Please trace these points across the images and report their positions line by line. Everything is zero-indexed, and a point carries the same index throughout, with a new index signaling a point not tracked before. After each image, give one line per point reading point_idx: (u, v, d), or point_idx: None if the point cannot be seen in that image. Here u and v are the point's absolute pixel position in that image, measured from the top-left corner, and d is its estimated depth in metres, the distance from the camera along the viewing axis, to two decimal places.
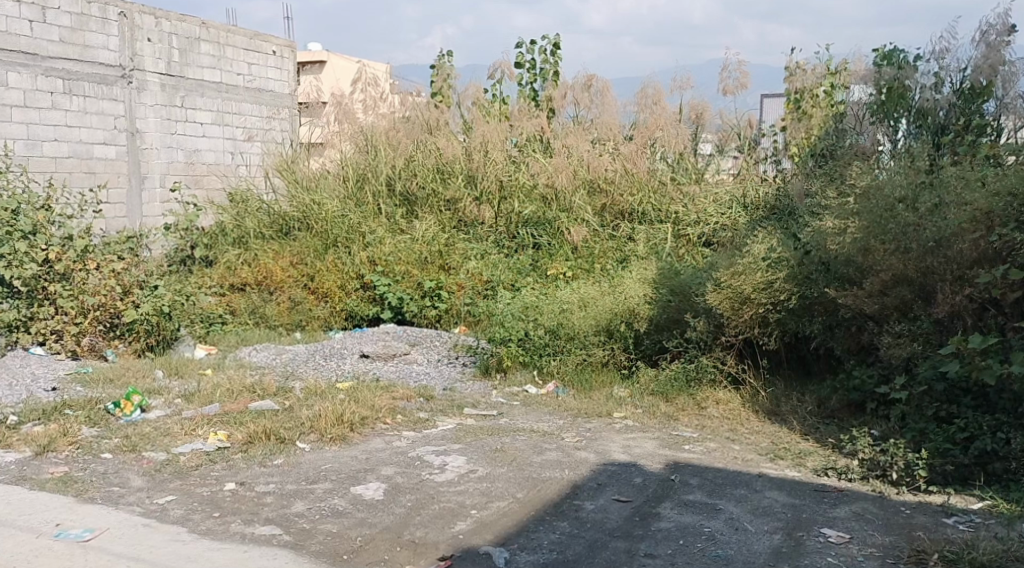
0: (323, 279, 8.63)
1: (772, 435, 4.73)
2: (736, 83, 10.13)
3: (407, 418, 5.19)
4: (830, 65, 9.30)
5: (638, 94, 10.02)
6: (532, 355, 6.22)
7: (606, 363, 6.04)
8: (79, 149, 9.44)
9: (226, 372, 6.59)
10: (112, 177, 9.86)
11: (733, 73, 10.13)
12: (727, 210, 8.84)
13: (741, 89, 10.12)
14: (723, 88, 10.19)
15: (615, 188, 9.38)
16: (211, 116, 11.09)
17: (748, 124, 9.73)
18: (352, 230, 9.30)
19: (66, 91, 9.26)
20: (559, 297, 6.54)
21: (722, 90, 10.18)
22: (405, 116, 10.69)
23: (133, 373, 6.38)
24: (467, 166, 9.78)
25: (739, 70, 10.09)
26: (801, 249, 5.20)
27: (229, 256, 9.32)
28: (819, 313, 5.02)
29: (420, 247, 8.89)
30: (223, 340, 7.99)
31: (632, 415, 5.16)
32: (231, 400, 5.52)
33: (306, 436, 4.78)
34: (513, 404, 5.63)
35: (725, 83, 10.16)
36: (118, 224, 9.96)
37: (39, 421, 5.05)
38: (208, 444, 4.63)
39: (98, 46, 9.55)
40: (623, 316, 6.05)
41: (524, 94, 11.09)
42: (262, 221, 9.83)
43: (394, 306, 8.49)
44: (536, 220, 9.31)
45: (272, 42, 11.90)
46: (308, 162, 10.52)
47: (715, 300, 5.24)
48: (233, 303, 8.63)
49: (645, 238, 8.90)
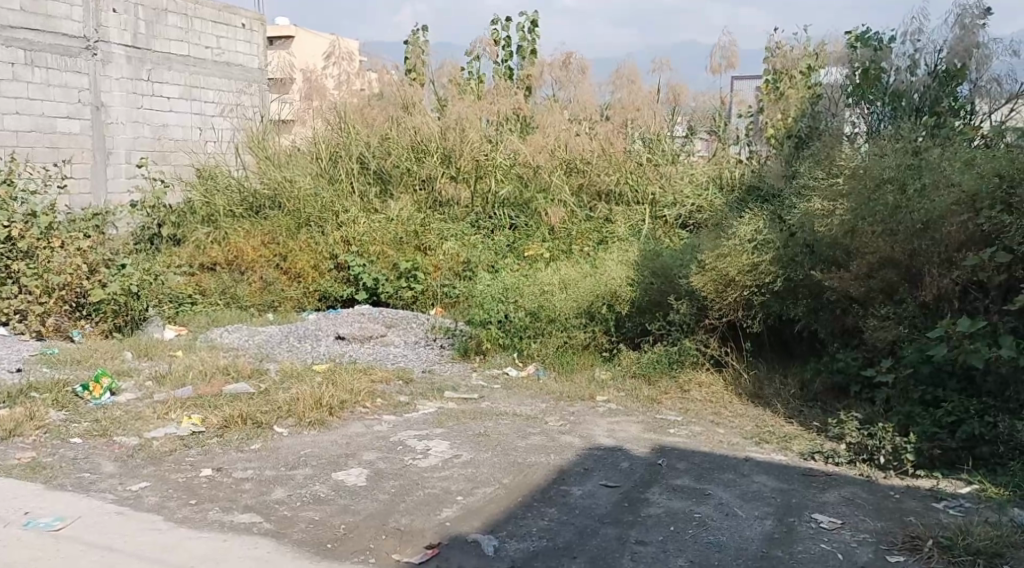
0: (296, 259, 8.47)
1: (756, 418, 4.70)
2: (724, 60, 10.02)
3: (387, 402, 5.11)
4: (808, 47, 9.20)
5: (613, 73, 10.00)
6: (511, 337, 6.20)
7: (588, 345, 6.02)
8: (41, 123, 9.21)
9: (197, 354, 6.48)
10: (77, 153, 9.62)
11: (721, 52, 10.04)
12: (704, 192, 8.84)
13: (729, 67, 10.02)
14: (711, 67, 10.11)
15: (593, 169, 9.31)
16: (179, 91, 10.85)
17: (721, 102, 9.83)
18: (325, 209, 9.16)
19: (27, 62, 9.00)
20: (540, 278, 6.48)
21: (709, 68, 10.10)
22: (379, 93, 10.56)
23: (101, 355, 6.23)
24: (442, 144, 9.65)
25: (728, 49, 9.99)
26: (787, 230, 5.14)
27: (199, 234, 9.15)
28: (804, 296, 4.98)
29: (396, 227, 8.78)
30: (194, 320, 7.85)
31: (614, 399, 5.11)
32: (205, 383, 5.40)
33: (284, 420, 4.68)
34: (493, 388, 5.57)
35: (713, 61, 10.07)
36: (83, 201, 9.73)
37: (4, 404, 4.89)
38: (183, 428, 4.51)
39: (62, 16, 9.31)
40: (605, 297, 6.00)
41: (500, 71, 11.07)
42: (233, 199, 9.65)
43: (369, 287, 8.38)
44: (513, 201, 9.22)
45: (241, 15, 11.66)
46: (280, 139, 10.34)
47: (699, 282, 5.21)
48: (204, 283, 8.47)
49: (623, 219, 8.85)
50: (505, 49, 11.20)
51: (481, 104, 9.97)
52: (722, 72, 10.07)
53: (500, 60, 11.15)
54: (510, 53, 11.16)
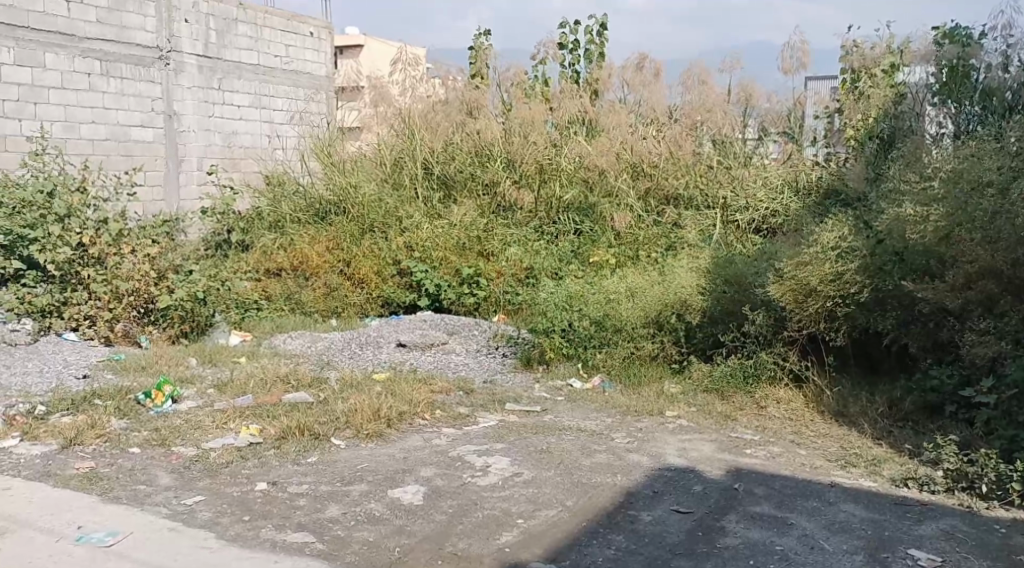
0: (360, 265, 8.41)
1: (840, 439, 4.46)
2: (798, 61, 9.65)
3: (447, 413, 4.95)
4: (890, 45, 8.82)
5: (682, 74, 9.74)
6: (577, 347, 6.01)
7: (656, 356, 5.81)
8: (116, 131, 9.30)
9: (260, 361, 6.41)
10: (149, 160, 9.70)
11: (793, 51, 9.68)
12: (779, 196, 8.56)
13: (802, 67, 9.64)
14: (783, 67, 9.75)
15: (660, 172, 9.07)
16: (248, 99, 10.91)
17: (797, 104, 9.40)
18: (389, 215, 9.10)
19: (103, 72, 9.11)
20: (606, 287, 6.27)
21: (780, 69, 9.74)
22: (444, 98, 10.48)
23: (166, 361, 6.16)
24: (506, 149, 9.51)
25: (801, 49, 9.63)
26: (874, 236, 4.88)
27: (265, 240, 9.17)
28: (893, 307, 4.71)
29: (459, 232, 8.64)
30: (258, 326, 7.80)
31: (685, 415, 4.89)
32: (264, 391, 5.27)
33: (341, 432, 4.55)
34: (557, 400, 5.38)
35: (785, 62, 9.70)
36: (155, 208, 9.80)
37: (68, 411, 4.75)
38: (240, 439, 4.38)
39: (136, 27, 9.40)
40: (675, 307, 5.79)
41: (566, 75, 10.92)
42: (298, 205, 9.64)
43: (431, 293, 8.23)
44: (577, 205, 9.01)
45: (309, 23, 11.68)
46: (345, 145, 10.30)
47: (777, 292, 4.97)
48: (269, 288, 8.45)
49: (693, 225, 8.59)
50: (572, 53, 11.01)
51: (547, 107, 9.83)
52: (795, 72, 9.69)
53: (565, 64, 10.97)
54: (576, 57, 11.00)
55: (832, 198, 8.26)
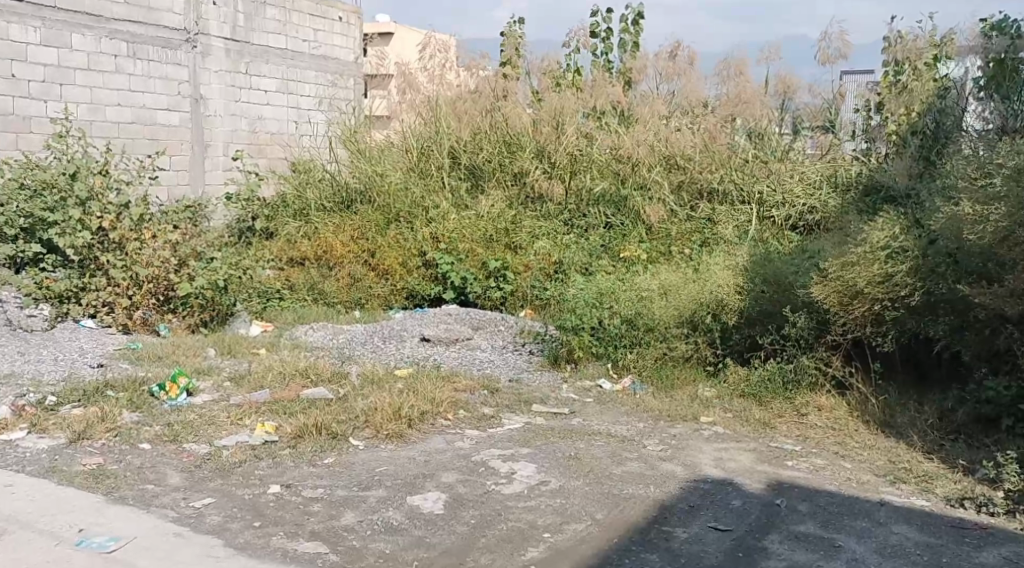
0: (385, 255, 8.24)
1: (887, 451, 4.26)
2: (837, 52, 9.33)
3: (470, 414, 4.75)
4: (934, 37, 8.45)
5: (718, 65, 9.45)
6: (606, 346, 5.79)
7: (690, 358, 5.58)
8: (142, 114, 9.16)
9: (280, 354, 6.23)
10: (174, 145, 9.55)
11: (831, 42, 9.35)
12: (816, 191, 8.26)
13: (842, 58, 9.33)
14: (821, 57, 9.44)
15: (694, 165, 8.81)
16: (276, 84, 10.75)
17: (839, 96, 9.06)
18: (415, 205, 8.92)
19: (130, 54, 8.97)
20: (637, 284, 6.06)
21: (819, 59, 9.43)
22: (473, 87, 10.26)
23: (184, 352, 5.99)
24: (535, 139, 9.28)
25: (840, 38, 9.32)
26: (926, 236, 4.67)
27: (289, 229, 9.02)
28: (945, 313, 4.52)
29: (486, 224, 8.43)
30: (280, 316, 7.62)
31: (721, 422, 4.71)
32: (283, 386, 5.07)
33: (360, 431, 4.37)
34: (585, 402, 5.17)
35: (824, 51, 9.41)
36: (180, 193, 9.66)
37: (79, 403, 4.59)
38: (255, 437, 4.19)
39: (164, 9, 9.25)
40: (711, 307, 5.56)
41: (599, 64, 10.66)
42: (324, 193, 9.47)
43: (458, 286, 8.00)
44: (608, 197, 8.76)
45: (339, 8, 11.50)
46: (373, 132, 10.11)
47: (821, 293, 4.78)
48: (292, 279, 8.29)
49: (727, 220, 8.31)
50: (605, 42, 10.75)
51: (579, 97, 9.58)
52: (834, 63, 9.38)
53: (598, 53, 10.71)
54: (609, 46, 10.73)
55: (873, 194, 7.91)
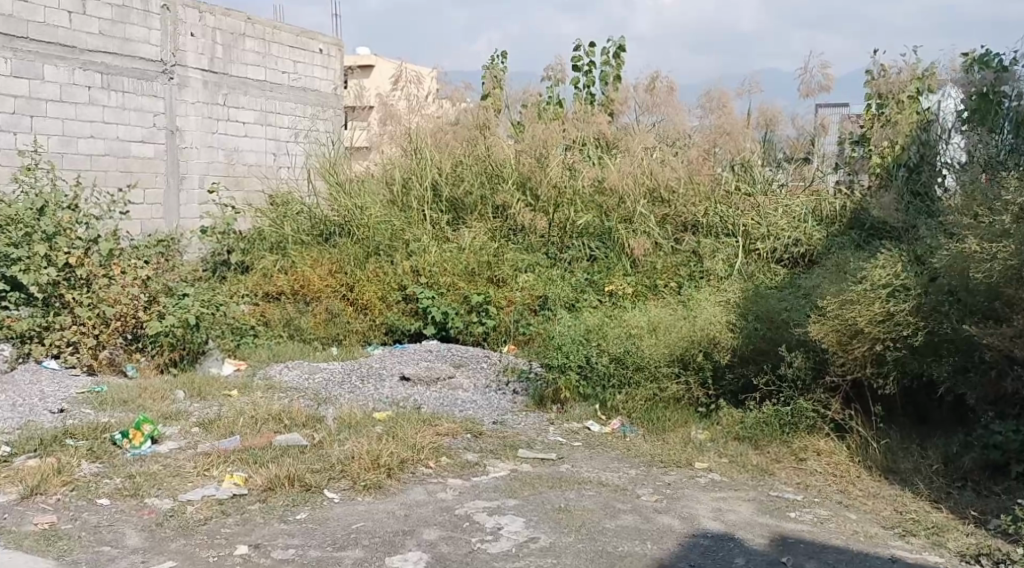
0: (363, 290, 8.02)
1: (893, 500, 4.05)
2: (819, 85, 9.23)
3: (453, 461, 4.49)
4: (917, 70, 8.38)
5: (701, 96, 9.32)
6: (595, 386, 5.57)
7: (681, 398, 5.40)
8: (115, 147, 8.91)
9: (253, 395, 5.95)
10: (148, 177, 9.28)
11: (813, 75, 9.26)
12: (801, 224, 8.11)
13: (824, 91, 9.23)
14: (803, 89, 9.34)
15: (678, 198, 8.65)
16: (254, 116, 10.54)
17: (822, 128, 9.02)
18: (394, 238, 8.69)
19: (104, 85, 8.74)
20: (626, 320, 5.86)
21: (801, 92, 9.32)
22: (455, 119, 10.08)
23: (150, 394, 5.70)
24: (518, 171, 9.10)
25: (822, 72, 9.22)
26: (926, 273, 4.50)
27: (265, 262, 8.75)
28: (947, 353, 4.38)
29: (468, 257, 8.21)
30: (255, 354, 7.35)
31: (717, 468, 4.50)
32: (254, 432, 4.79)
33: (336, 482, 4.09)
34: (574, 446, 4.94)
35: (806, 84, 9.30)
36: (153, 226, 9.37)
37: (35, 453, 4.32)
38: (222, 490, 3.93)
39: (140, 40, 9.04)
40: (703, 344, 5.38)
41: (581, 97, 10.54)
42: (301, 226, 9.25)
43: (438, 322, 7.78)
44: (592, 231, 8.57)
45: (319, 40, 11.34)
46: (352, 165, 9.91)
47: (819, 332, 4.58)
48: (267, 314, 8.02)
49: (714, 254, 8.13)
50: (587, 75, 10.64)
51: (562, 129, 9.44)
52: (816, 96, 9.28)
53: (580, 85, 10.59)
54: (591, 78, 10.62)
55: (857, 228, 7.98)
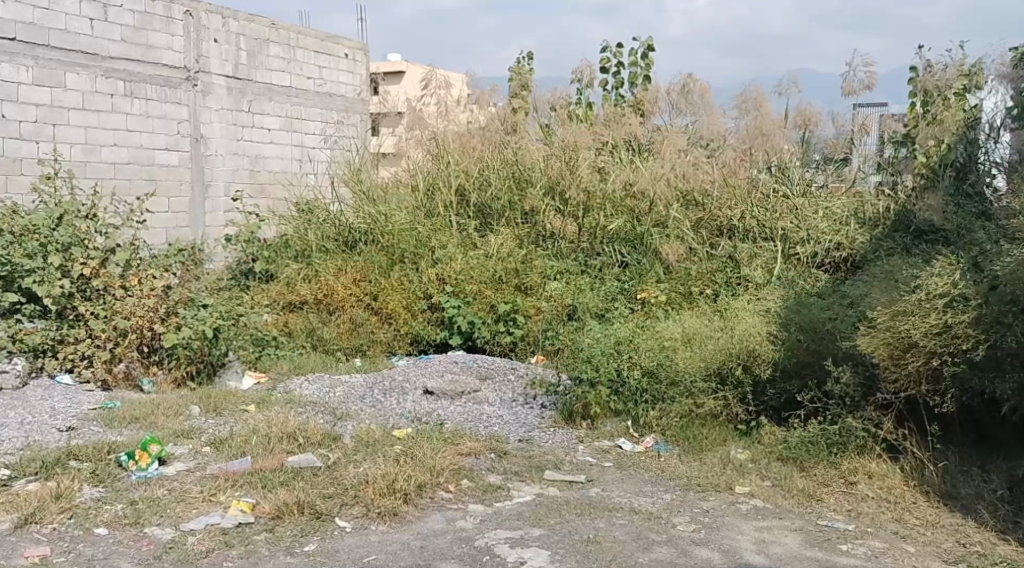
0: (387, 299, 7.78)
1: (955, 530, 3.82)
2: (861, 82, 8.87)
3: (475, 484, 4.21)
4: (963, 66, 7.99)
5: (736, 97, 9.03)
6: (626, 401, 5.27)
7: (719, 415, 5.09)
8: (139, 155, 8.76)
9: (271, 411, 5.72)
10: (173, 185, 9.13)
11: (856, 72, 8.88)
12: (842, 227, 7.77)
13: (866, 89, 8.86)
14: (845, 87, 8.98)
15: (713, 202, 8.34)
16: (280, 122, 10.36)
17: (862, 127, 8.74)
18: (420, 245, 8.44)
19: (127, 93, 8.59)
20: (659, 331, 5.55)
21: (842, 90, 8.97)
22: (483, 124, 9.83)
23: (163, 411, 5.48)
24: (546, 174, 8.81)
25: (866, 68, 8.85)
26: (986, 280, 4.18)
27: (289, 271, 8.55)
28: (1013, 368, 4.01)
29: (496, 264, 7.94)
30: (276, 366, 7.10)
31: (760, 492, 4.22)
32: (266, 452, 4.54)
33: (347, 509, 3.84)
34: (604, 467, 4.66)
35: (848, 81, 8.94)
36: (177, 235, 9.20)
37: (35, 477, 4.12)
38: (228, 518, 3.69)
39: (163, 46, 8.89)
40: (741, 357, 5.09)
41: (610, 99, 10.24)
42: (325, 233, 9.04)
43: (464, 331, 7.51)
44: (624, 236, 8.25)
45: (345, 44, 11.15)
46: (377, 172, 9.70)
47: (868, 346, 4.32)
48: (290, 324, 7.81)
49: (752, 258, 7.78)
50: (616, 76, 10.34)
51: (592, 131, 9.16)
52: (858, 94, 8.92)
53: (609, 87, 10.29)
54: (620, 79, 10.32)
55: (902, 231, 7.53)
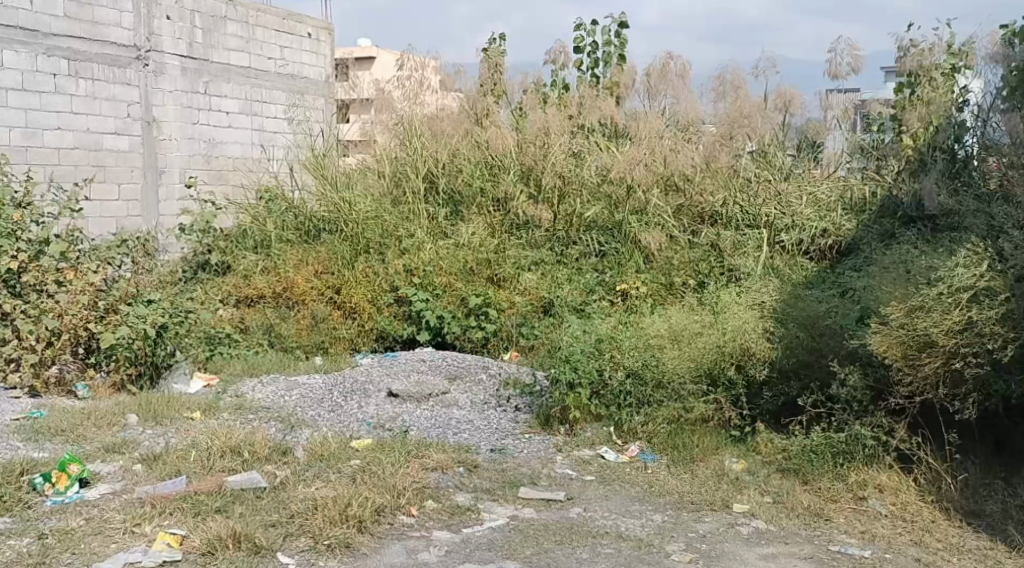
0: (351, 292, 7.25)
1: (982, 555, 3.39)
2: (848, 66, 8.42)
3: (440, 506, 3.72)
4: (951, 45, 7.61)
5: (713, 78, 8.50)
6: (609, 405, 4.80)
7: (709, 420, 4.64)
8: (85, 139, 8.14)
9: (217, 419, 5.19)
10: (124, 172, 8.52)
11: (843, 56, 8.43)
12: (832, 213, 7.34)
13: (853, 72, 8.42)
14: (831, 70, 8.52)
15: (695, 186, 7.85)
16: (238, 105, 9.75)
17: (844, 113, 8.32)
18: (387, 234, 7.91)
19: (71, 73, 7.97)
20: (645, 328, 5.08)
21: (828, 73, 8.51)
22: (453, 109, 9.32)
23: (95, 421, 4.92)
24: (520, 161, 8.32)
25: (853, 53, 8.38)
26: (1011, 273, 3.75)
27: (246, 263, 7.99)
28: None
29: (467, 255, 7.45)
30: (228, 367, 6.53)
31: (761, 511, 3.77)
32: (205, 471, 4.02)
33: (292, 542, 3.34)
34: (586, 481, 4.19)
35: (836, 65, 8.49)
36: (129, 224, 8.59)
37: None
38: (150, 556, 3.18)
39: (111, 23, 8.27)
40: (734, 357, 4.65)
41: (585, 81, 9.75)
42: (285, 223, 8.48)
43: (433, 327, 6.99)
44: (601, 223, 7.77)
45: (307, 23, 10.54)
46: (341, 158, 9.12)
47: (881, 346, 3.89)
48: (246, 320, 7.24)
49: (738, 247, 7.32)
50: (590, 56, 9.84)
51: (566, 115, 8.68)
52: (844, 77, 8.47)
53: (584, 68, 9.78)
54: (594, 60, 9.83)
55: (892, 217, 7.13)
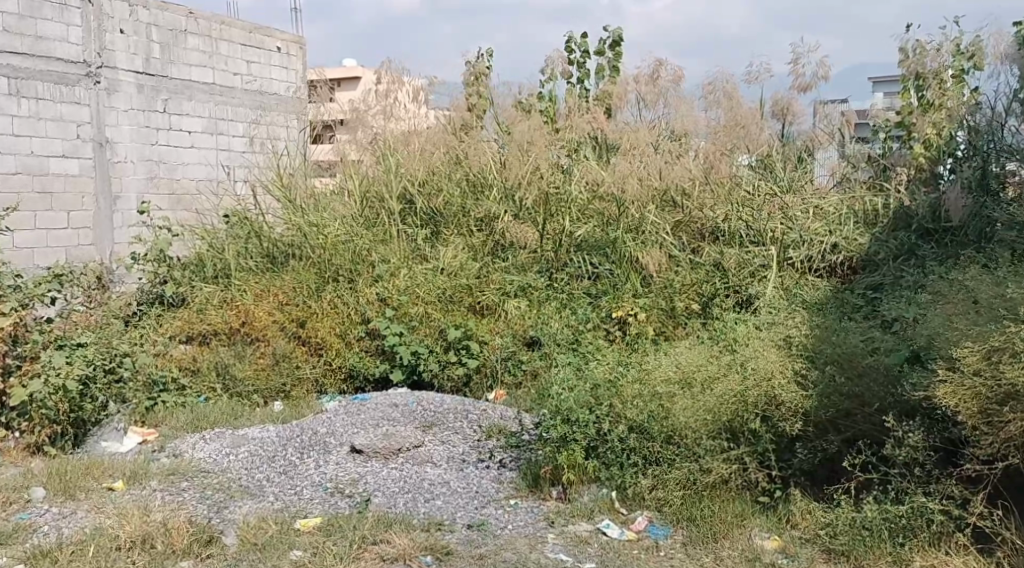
0: (315, 327, 6.38)
1: None
2: (815, 74, 7.65)
3: None
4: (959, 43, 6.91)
5: (704, 85, 7.74)
6: (613, 466, 3.94)
7: (729, 480, 3.79)
8: (27, 164, 7.30)
9: (144, 490, 4.34)
10: (73, 199, 7.66)
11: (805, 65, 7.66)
12: (849, 225, 6.54)
13: (821, 80, 7.65)
14: (796, 84, 7.75)
15: (697, 199, 7.01)
16: (202, 123, 8.86)
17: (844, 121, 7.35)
18: (357, 259, 7.04)
19: (11, 92, 7.14)
20: (651, 370, 4.23)
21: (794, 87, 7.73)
22: (429, 125, 8.55)
23: None
24: (503, 177, 7.53)
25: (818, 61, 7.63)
26: None
27: (200, 294, 7.12)
28: None
29: (445, 282, 6.62)
30: (169, 419, 5.58)
31: None
32: None
33: None
34: None
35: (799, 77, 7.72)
36: (76, 255, 7.74)
37: None
38: None
39: (57, 37, 7.44)
40: (759, 407, 3.81)
41: (574, 91, 8.97)
42: (248, 250, 7.57)
43: (408, 364, 6.15)
44: (592, 243, 6.91)
45: (276, 36, 9.64)
46: (307, 179, 8.29)
47: (950, 399, 3.11)
48: (197, 359, 6.30)
49: (745, 265, 6.49)
50: (580, 65, 9.08)
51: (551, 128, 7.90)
52: (813, 88, 7.71)
53: (573, 79, 9.02)
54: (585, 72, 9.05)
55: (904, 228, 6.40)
